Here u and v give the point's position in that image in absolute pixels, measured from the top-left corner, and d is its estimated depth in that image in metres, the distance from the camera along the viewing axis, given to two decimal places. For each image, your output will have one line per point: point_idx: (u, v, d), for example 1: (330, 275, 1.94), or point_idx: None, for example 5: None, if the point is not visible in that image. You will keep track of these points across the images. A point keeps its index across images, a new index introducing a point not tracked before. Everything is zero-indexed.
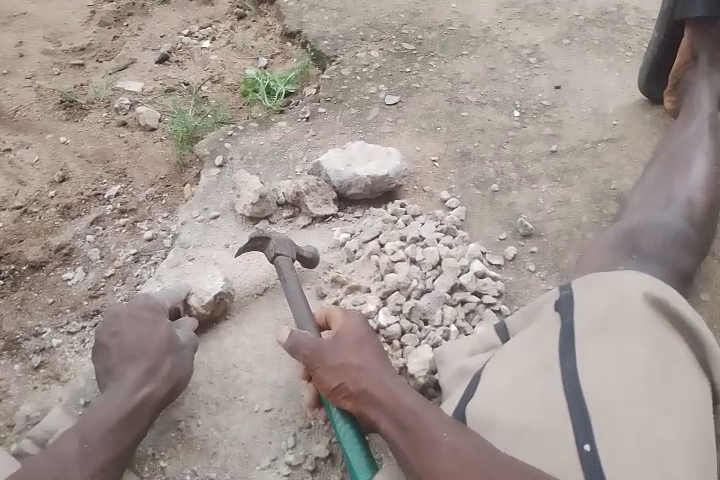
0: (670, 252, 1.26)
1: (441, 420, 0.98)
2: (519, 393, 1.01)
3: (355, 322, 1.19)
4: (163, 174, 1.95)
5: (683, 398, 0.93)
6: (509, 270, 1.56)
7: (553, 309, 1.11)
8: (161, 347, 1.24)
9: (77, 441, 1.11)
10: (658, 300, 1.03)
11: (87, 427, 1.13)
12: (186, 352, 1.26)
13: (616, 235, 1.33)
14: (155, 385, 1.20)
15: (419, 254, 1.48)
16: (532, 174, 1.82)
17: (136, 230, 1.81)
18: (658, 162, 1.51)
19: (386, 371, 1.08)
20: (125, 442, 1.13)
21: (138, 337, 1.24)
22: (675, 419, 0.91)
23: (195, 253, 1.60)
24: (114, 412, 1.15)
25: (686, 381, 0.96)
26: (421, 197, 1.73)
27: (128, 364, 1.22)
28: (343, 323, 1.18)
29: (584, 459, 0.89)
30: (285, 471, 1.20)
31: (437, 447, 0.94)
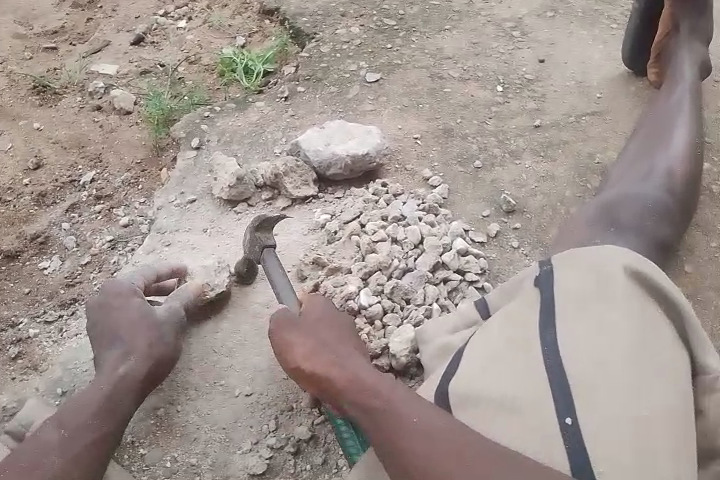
0: (648, 225, 1.25)
1: (412, 402, 0.96)
2: (499, 367, 0.97)
3: (321, 307, 1.16)
4: (140, 159, 1.91)
5: (663, 369, 0.93)
6: (492, 247, 1.55)
7: (533, 284, 1.08)
8: (140, 325, 1.21)
9: (56, 428, 1.07)
10: (637, 274, 1.02)
11: (67, 413, 1.09)
12: (166, 332, 1.23)
13: (595, 208, 1.31)
14: (134, 363, 1.17)
15: (401, 233, 1.45)
16: (515, 149, 1.79)
17: (113, 217, 1.77)
18: (639, 131, 1.48)
19: (355, 357, 1.06)
20: (106, 425, 1.10)
21: (114, 319, 1.22)
22: (655, 391, 0.90)
23: (172, 239, 1.57)
24: (95, 394, 1.12)
25: (666, 354, 0.95)
26: (402, 175, 1.70)
27: (108, 348, 1.20)
28: (310, 308, 1.16)
29: (565, 432, 0.87)
30: (266, 455, 1.17)
31: (409, 431, 0.92)
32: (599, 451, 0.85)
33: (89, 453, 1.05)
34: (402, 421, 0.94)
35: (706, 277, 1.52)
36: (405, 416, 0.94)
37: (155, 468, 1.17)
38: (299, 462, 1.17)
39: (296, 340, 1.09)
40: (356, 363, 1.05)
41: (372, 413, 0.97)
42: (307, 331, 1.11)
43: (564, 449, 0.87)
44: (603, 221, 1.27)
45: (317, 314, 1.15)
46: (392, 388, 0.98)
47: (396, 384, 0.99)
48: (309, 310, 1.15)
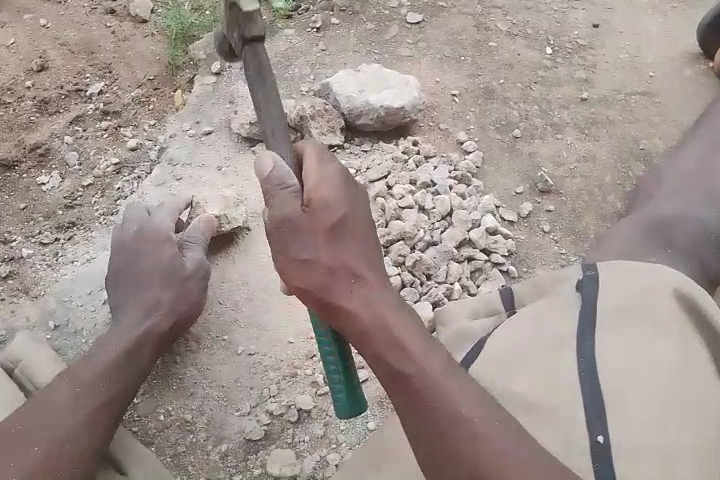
0: (699, 252, 1.22)
1: (462, 388, 0.81)
2: (529, 372, 0.91)
3: (333, 191, 0.85)
4: (153, 76, 1.76)
5: (705, 399, 0.87)
6: (522, 228, 1.46)
7: (573, 286, 1.01)
8: (168, 282, 1.18)
9: (69, 384, 1.03)
10: (688, 298, 0.96)
11: (81, 367, 1.07)
12: (192, 284, 1.19)
13: (646, 223, 1.26)
14: (156, 319, 1.15)
15: (429, 201, 1.36)
16: (557, 122, 1.66)
17: (119, 137, 1.65)
18: (693, 143, 1.44)
19: (379, 293, 0.85)
20: (121, 382, 1.07)
21: (138, 273, 1.19)
22: (693, 423, 0.84)
23: (183, 173, 1.46)
24: (112, 350, 1.09)
25: (709, 384, 0.89)
26: (435, 135, 1.58)
27: (129, 301, 1.18)
28: (319, 195, 0.84)
29: (596, 456, 0.83)
30: (265, 420, 1.13)
31: (460, 427, 0.79)
32: None
33: (101, 412, 1.03)
34: (451, 412, 0.79)
35: None
36: (455, 407, 0.80)
37: (147, 421, 1.13)
38: (298, 432, 1.12)
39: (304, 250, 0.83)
40: (386, 310, 0.84)
41: (411, 391, 0.81)
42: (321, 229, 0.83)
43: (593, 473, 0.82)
44: (658, 235, 1.23)
45: (335, 204, 0.84)
46: (435, 361, 0.82)
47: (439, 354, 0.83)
48: (319, 199, 0.84)
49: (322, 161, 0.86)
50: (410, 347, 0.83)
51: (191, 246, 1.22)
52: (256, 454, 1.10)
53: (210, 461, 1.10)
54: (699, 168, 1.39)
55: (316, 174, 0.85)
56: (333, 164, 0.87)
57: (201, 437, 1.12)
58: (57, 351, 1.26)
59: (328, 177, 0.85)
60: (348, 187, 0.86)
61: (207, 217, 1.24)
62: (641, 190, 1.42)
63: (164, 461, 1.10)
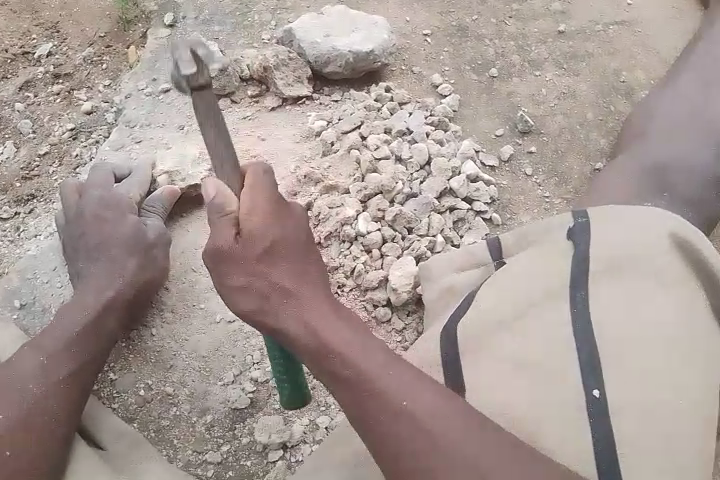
0: (698, 189, 1.20)
1: (397, 382, 0.83)
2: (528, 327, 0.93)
3: (263, 205, 0.85)
4: (104, 32, 1.64)
5: (697, 345, 0.90)
6: (503, 173, 1.41)
7: (565, 236, 1.01)
8: (131, 246, 1.13)
9: (34, 354, 1.01)
10: (682, 242, 0.97)
11: (46, 337, 1.04)
12: (158, 252, 1.15)
13: (644, 165, 1.24)
14: (123, 288, 1.10)
15: (406, 151, 1.30)
16: (535, 58, 1.59)
17: (73, 100, 1.54)
18: (686, 76, 1.39)
19: (313, 303, 0.88)
20: (88, 349, 1.05)
21: (100, 238, 1.14)
22: (685, 370, 0.88)
23: (143, 135, 1.37)
24: (77, 319, 1.06)
25: (701, 329, 0.91)
26: (409, 80, 1.50)
27: (92, 267, 1.12)
28: (251, 217, 0.84)
29: (591, 408, 0.85)
30: (250, 388, 1.10)
31: (397, 419, 0.81)
32: (623, 431, 0.84)
33: (68, 382, 1.01)
34: (389, 408, 0.82)
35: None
36: (392, 400, 0.82)
37: (128, 396, 1.10)
38: None
39: (239, 276, 0.86)
40: (322, 320, 0.87)
41: (352, 395, 0.83)
42: (255, 251, 0.85)
43: (587, 425, 0.85)
44: (653, 177, 1.21)
45: (268, 230, 0.85)
46: (371, 362, 0.84)
47: (377, 354, 0.85)
48: (248, 221, 0.84)
49: (252, 165, 0.86)
50: (346, 352, 0.85)
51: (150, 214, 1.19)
52: (244, 422, 1.08)
53: (196, 432, 1.08)
54: (690, 98, 1.34)
55: (247, 205, 0.84)
56: (269, 182, 0.85)
57: (185, 409, 1.09)
58: (24, 330, 1.20)
59: (261, 189, 0.85)
60: (280, 206, 0.87)
61: (169, 190, 1.20)
62: (635, 125, 1.37)
63: (148, 436, 1.07)
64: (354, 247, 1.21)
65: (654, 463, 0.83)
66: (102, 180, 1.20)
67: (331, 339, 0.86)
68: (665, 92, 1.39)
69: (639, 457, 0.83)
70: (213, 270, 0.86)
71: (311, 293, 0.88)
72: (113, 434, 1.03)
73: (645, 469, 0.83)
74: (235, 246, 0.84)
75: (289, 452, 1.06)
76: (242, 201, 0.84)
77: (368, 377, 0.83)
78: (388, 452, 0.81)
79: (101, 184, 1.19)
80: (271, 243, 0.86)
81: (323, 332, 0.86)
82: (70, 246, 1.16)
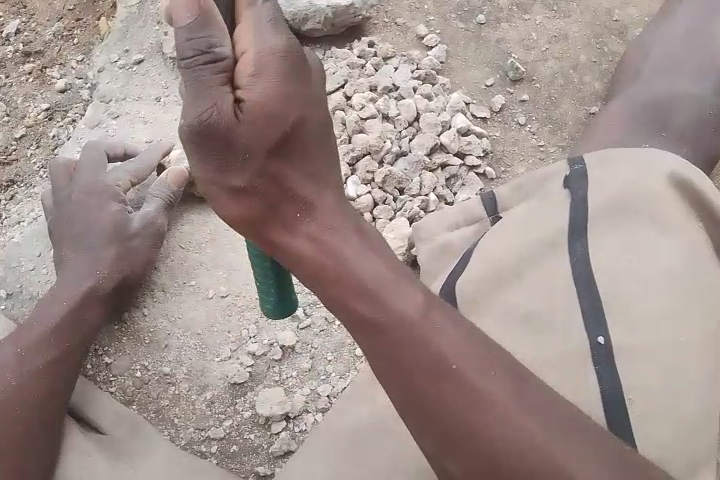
0: (699, 131, 1.15)
1: (442, 332, 0.72)
2: (528, 279, 0.90)
3: (268, 90, 0.68)
4: (73, 4, 1.56)
5: (702, 288, 0.87)
6: (495, 124, 1.35)
7: (562, 186, 0.98)
8: (114, 231, 1.11)
9: (12, 347, 1.01)
10: (682, 183, 0.93)
11: (23, 328, 1.04)
12: (138, 240, 1.12)
13: (641, 105, 1.19)
14: (102, 275, 1.09)
15: (393, 108, 1.25)
16: (524, 1, 1.50)
17: (46, 79, 1.48)
18: (687, 6, 1.32)
19: (335, 224, 0.76)
20: (67, 340, 1.04)
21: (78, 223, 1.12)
22: (692, 313, 0.85)
23: (119, 110, 1.32)
24: (57, 310, 1.05)
25: (706, 270, 0.89)
26: (393, 33, 1.43)
27: (73, 253, 1.10)
28: (255, 94, 0.67)
29: (596, 355, 0.82)
30: (248, 362, 1.09)
31: (446, 379, 0.70)
32: (630, 377, 0.81)
33: (46, 373, 1.00)
34: (434, 364, 0.71)
35: None
36: (439, 355, 0.71)
37: (125, 379, 1.09)
38: (284, 368, 1.08)
39: (241, 177, 0.71)
40: (347, 248, 0.75)
41: (387, 342, 0.72)
42: (256, 144, 0.69)
43: (593, 374, 0.82)
44: (651, 121, 1.16)
45: (274, 120, 0.69)
46: (410, 307, 0.73)
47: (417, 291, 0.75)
48: (254, 97, 0.67)
49: (259, 36, 0.67)
50: (380, 292, 0.74)
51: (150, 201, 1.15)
52: (244, 396, 1.07)
53: (197, 410, 1.07)
54: (688, 33, 1.28)
55: (255, 61, 0.67)
56: (272, 34, 0.68)
57: (184, 388, 1.08)
58: (14, 318, 1.18)
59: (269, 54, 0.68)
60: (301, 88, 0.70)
61: (176, 173, 1.16)
62: (631, 63, 1.31)
63: (148, 417, 1.06)
64: None
65: (662, 409, 0.80)
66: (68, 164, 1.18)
67: (359, 272, 0.74)
68: (662, 27, 1.32)
69: (647, 403, 0.80)
70: (204, 168, 0.71)
71: (331, 211, 0.76)
72: (111, 418, 1.03)
73: (653, 414, 0.80)
74: (238, 129, 0.67)
75: (292, 422, 1.05)
76: (242, 46, 0.68)
77: (408, 319, 0.72)
78: (431, 414, 0.71)
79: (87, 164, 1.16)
80: (285, 136, 0.70)
81: (351, 262, 0.75)
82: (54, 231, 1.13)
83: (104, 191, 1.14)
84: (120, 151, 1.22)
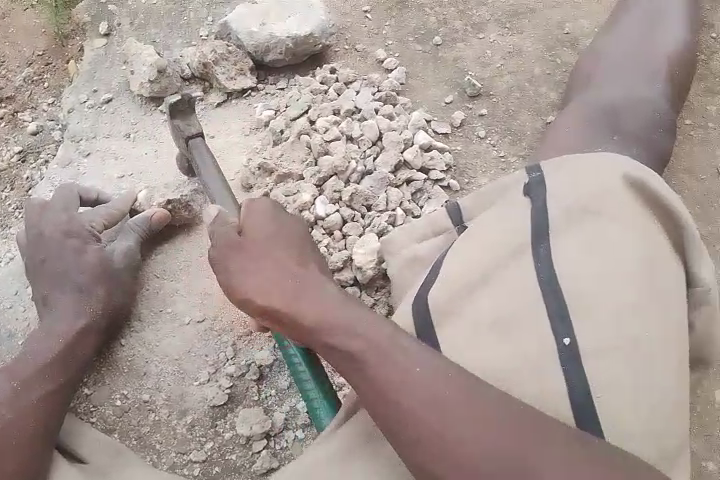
0: (649, 132, 1.20)
1: (410, 355, 0.83)
2: (496, 285, 0.92)
3: (261, 221, 0.95)
4: (41, 49, 1.60)
5: (662, 283, 0.90)
6: (457, 139, 1.41)
7: (523, 194, 1.01)
8: (93, 267, 1.14)
9: (6, 380, 1.02)
10: (636, 183, 0.97)
11: (17, 362, 1.05)
12: (123, 277, 1.16)
13: (593, 110, 1.24)
14: (92, 313, 1.11)
15: (356, 129, 1.28)
16: (478, 21, 1.57)
17: (18, 122, 1.51)
18: (631, 18, 1.39)
19: (317, 289, 0.89)
20: (62, 374, 1.06)
21: (63, 264, 1.13)
22: (654, 308, 0.88)
23: (90, 147, 1.35)
24: (51, 348, 1.07)
25: (665, 266, 0.92)
26: (354, 58, 1.48)
27: (59, 292, 1.12)
28: (251, 224, 0.95)
29: (563, 356, 0.85)
30: (226, 384, 1.11)
31: (414, 393, 0.80)
32: (597, 377, 0.84)
33: (42, 404, 1.02)
34: (403, 383, 0.81)
35: (680, 159, 1.45)
36: (405, 374, 0.81)
37: (105, 409, 1.11)
38: (263, 388, 1.12)
39: (249, 268, 0.91)
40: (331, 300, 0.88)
41: (367, 375, 0.82)
42: (257, 259, 0.92)
43: (562, 375, 0.85)
44: (605, 123, 1.20)
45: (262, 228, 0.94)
46: (381, 334, 0.84)
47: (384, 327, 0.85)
48: (251, 227, 0.94)
49: (250, 207, 0.96)
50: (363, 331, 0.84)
51: (128, 235, 1.18)
52: (225, 418, 1.10)
53: (177, 434, 1.09)
54: (634, 41, 1.34)
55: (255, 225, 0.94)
56: (262, 201, 0.97)
57: (164, 414, 1.11)
58: None
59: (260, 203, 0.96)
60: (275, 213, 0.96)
61: (160, 214, 1.17)
62: (582, 74, 1.37)
63: (130, 444, 1.09)
64: (315, 232, 1.21)
65: (631, 405, 0.83)
66: (41, 205, 1.19)
67: (344, 318, 0.86)
68: (610, 37, 1.39)
69: (616, 400, 0.83)
70: (222, 274, 0.92)
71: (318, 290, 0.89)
72: (93, 446, 1.02)
73: (623, 411, 0.82)
74: (241, 238, 0.93)
75: (273, 440, 1.09)
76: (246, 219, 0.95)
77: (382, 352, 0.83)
78: (412, 433, 0.79)
79: (62, 207, 1.17)
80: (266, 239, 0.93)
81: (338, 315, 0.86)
82: (34, 270, 1.15)
83: (83, 230, 1.16)
84: (93, 196, 1.23)
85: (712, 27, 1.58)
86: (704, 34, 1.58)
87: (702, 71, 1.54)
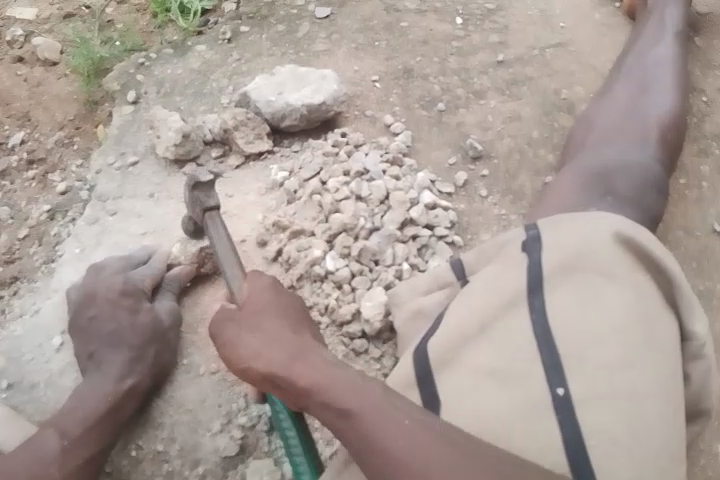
0: (642, 193, 1.27)
1: (399, 407, 0.85)
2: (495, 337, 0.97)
3: (262, 282, 1.06)
4: (72, 115, 1.72)
5: (652, 336, 0.95)
6: (461, 198, 1.49)
7: (520, 247, 1.07)
8: (120, 323, 1.20)
9: (53, 438, 1.08)
10: (629, 240, 1.02)
11: (63, 419, 1.11)
12: (170, 333, 1.23)
13: (587, 172, 1.32)
14: (116, 368, 1.17)
15: (365, 189, 1.37)
16: (479, 88, 1.68)
17: (48, 183, 1.61)
18: (620, 87, 1.49)
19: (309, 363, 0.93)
20: (96, 431, 1.11)
21: (109, 319, 1.20)
22: (643, 361, 0.92)
23: (116, 207, 1.45)
24: (97, 406, 1.12)
25: (655, 319, 0.97)
26: (363, 123, 1.59)
27: (100, 349, 1.18)
28: (252, 281, 1.06)
29: (557, 406, 0.89)
30: (238, 435, 1.16)
31: (403, 441, 0.81)
32: (589, 425, 0.88)
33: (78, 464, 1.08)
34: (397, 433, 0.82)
35: (675, 217, 1.51)
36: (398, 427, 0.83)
37: (120, 459, 1.16)
38: (273, 438, 1.17)
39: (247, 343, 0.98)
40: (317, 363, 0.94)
41: (355, 429, 0.84)
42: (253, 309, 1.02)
43: (555, 423, 0.89)
44: (597, 184, 1.28)
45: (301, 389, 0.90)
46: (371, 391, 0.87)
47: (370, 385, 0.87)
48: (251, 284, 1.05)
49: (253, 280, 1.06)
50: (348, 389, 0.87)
51: (167, 293, 1.27)
52: (235, 468, 1.14)
53: None
54: (625, 106, 1.44)
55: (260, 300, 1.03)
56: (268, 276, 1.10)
57: (177, 464, 1.15)
58: (15, 410, 1.23)
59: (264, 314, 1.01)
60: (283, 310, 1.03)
61: (188, 269, 1.29)
62: (577, 137, 1.47)
63: None
64: (325, 286, 1.28)
65: (621, 452, 0.86)
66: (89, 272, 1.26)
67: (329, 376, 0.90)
68: (602, 103, 1.48)
69: (608, 445, 0.87)
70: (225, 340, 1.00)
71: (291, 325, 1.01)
72: None
73: (615, 456, 0.86)
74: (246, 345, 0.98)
75: None
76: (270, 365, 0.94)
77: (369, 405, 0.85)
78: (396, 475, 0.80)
79: (96, 269, 1.27)
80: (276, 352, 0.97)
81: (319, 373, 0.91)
82: (78, 325, 1.21)
83: (110, 288, 1.22)
84: (134, 256, 1.30)
85: (701, 93, 1.69)
86: (694, 98, 1.68)
87: (694, 133, 1.62)
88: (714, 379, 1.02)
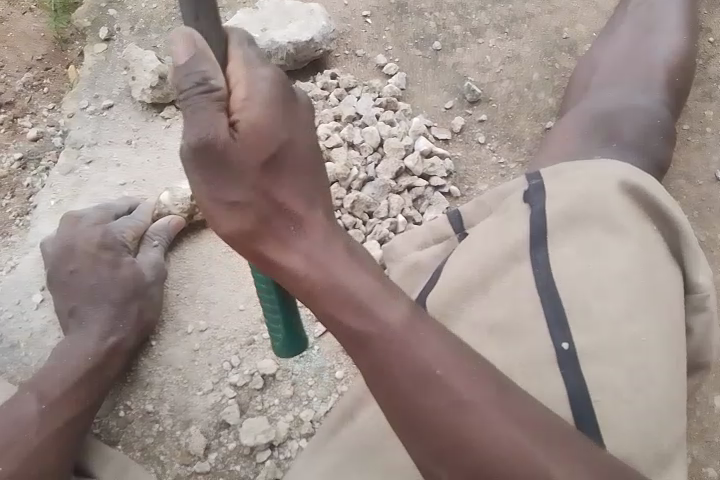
0: (649, 139, 1.21)
1: (433, 345, 0.71)
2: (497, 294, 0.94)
3: (267, 114, 0.68)
4: (40, 54, 1.58)
5: (658, 287, 0.92)
6: (457, 145, 1.42)
7: (521, 198, 1.02)
8: (102, 280, 1.15)
9: (37, 400, 1.04)
10: (635, 188, 0.98)
11: (46, 380, 1.07)
12: (155, 289, 1.18)
13: (590, 116, 1.26)
14: (100, 327, 1.12)
15: (357, 136, 1.30)
16: (477, 26, 1.57)
17: (18, 129, 1.50)
18: (626, 26, 1.41)
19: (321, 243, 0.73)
20: (82, 391, 1.07)
21: (91, 276, 1.15)
22: (648, 313, 0.89)
23: (92, 156, 1.36)
24: (81, 365, 1.08)
25: (661, 270, 0.94)
26: (353, 64, 1.49)
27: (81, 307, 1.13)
28: (250, 116, 0.67)
29: (560, 360, 0.86)
30: (230, 393, 1.14)
31: (433, 390, 0.69)
32: (595, 379, 0.84)
33: (65, 425, 1.04)
34: (420, 375, 0.69)
35: (677, 164, 1.46)
36: (425, 364, 0.69)
37: (108, 420, 1.14)
38: (266, 396, 1.14)
39: (236, 191, 0.69)
40: (333, 257, 0.73)
41: (377, 358, 0.71)
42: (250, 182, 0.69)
43: (559, 377, 0.85)
44: (602, 130, 1.22)
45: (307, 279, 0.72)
46: (392, 315, 0.71)
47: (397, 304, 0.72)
48: (250, 123, 0.67)
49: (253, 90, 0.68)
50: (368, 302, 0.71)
51: (152, 245, 1.21)
52: (228, 428, 1.12)
53: (182, 445, 1.11)
54: (632, 46, 1.36)
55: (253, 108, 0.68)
56: (268, 89, 0.69)
57: (168, 425, 1.13)
58: None
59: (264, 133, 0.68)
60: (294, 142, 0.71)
61: (177, 220, 1.23)
62: (578, 81, 1.40)
63: (134, 456, 1.11)
64: None
65: (627, 406, 0.83)
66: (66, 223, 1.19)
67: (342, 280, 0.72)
68: (607, 44, 1.40)
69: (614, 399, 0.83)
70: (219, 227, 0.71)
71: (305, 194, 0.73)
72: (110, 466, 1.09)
73: (621, 410, 0.83)
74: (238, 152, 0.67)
75: (276, 451, 1.11)
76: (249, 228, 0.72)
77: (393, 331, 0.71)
78: (417, 425, 0.70)
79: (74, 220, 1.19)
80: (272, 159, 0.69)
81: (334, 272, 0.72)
82: (58, 281, 1.16)
83: (90, 243, 1.16)
84: (114, 207, 1.23)
85: (709, 32, 1.60)
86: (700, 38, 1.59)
87: (700, 76, 1.55)
88: (718, 334, 0.99)
